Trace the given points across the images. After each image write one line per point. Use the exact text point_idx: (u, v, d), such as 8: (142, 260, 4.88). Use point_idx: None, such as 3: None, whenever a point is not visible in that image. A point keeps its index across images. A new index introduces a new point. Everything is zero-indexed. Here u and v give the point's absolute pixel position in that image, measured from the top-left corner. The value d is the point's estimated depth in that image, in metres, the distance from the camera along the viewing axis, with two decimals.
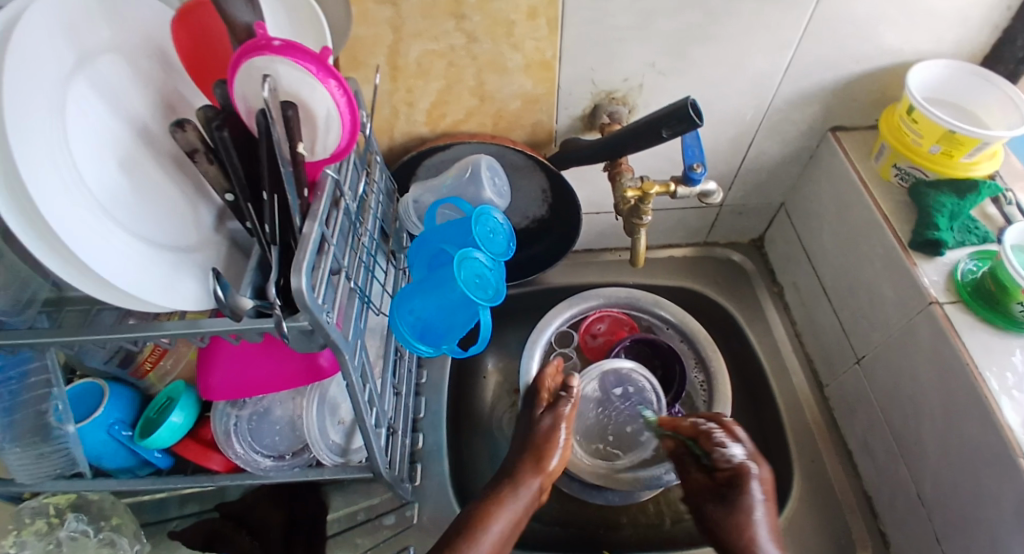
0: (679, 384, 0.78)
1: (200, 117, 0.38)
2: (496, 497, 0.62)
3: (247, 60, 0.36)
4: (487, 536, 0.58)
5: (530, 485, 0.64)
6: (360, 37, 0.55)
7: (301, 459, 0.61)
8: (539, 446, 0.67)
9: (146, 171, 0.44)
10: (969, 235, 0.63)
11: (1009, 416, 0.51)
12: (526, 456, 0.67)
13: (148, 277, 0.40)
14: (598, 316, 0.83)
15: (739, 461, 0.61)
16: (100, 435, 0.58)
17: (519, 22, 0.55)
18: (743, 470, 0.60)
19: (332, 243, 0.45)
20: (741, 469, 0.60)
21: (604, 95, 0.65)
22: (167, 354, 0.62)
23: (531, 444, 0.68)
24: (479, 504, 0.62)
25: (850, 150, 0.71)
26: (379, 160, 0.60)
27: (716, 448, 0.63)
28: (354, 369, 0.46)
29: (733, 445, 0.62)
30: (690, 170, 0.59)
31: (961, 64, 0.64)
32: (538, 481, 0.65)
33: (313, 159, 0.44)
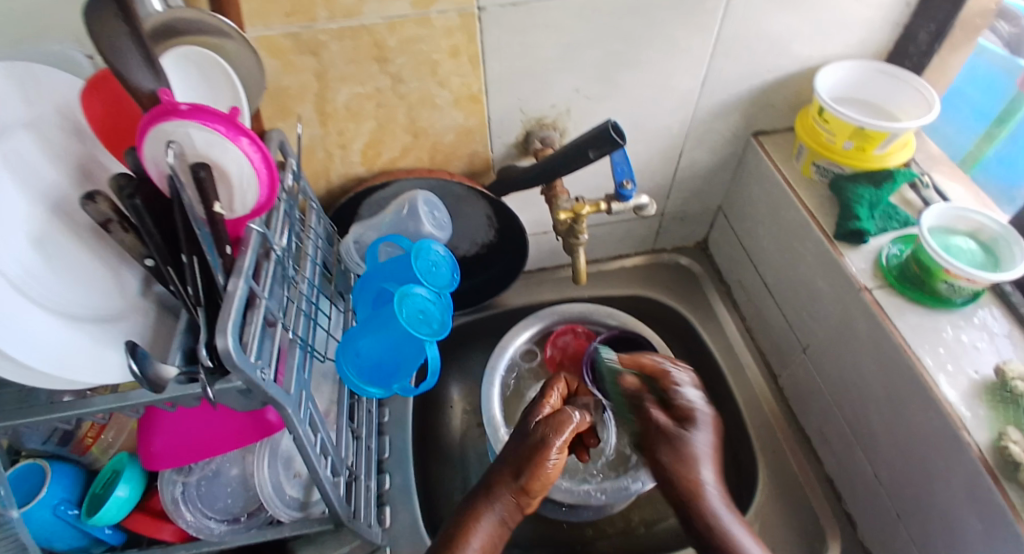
0: None
1: (111, 186, 0.37)
2: (470, 513, 0.50)
3: (154, 126, 0.36)
4: None
5: (507, 502, 0.50)
6: (285, 86, 0.55)
7: (258, 519, 0.59)
8: (526, 464, 0.51)
9: (63, 242, 0.42)
10: (890, 222, 0.66)
11: (946, 392, 0.53)
12: (507, 469, 0.52)
13: (67, 353, 0.39)
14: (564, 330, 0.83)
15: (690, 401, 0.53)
16: (43, 518, 0.55)
17: (443, 60, 0.57)
18: (692, 409, 0.52)
19: (264, 297, 0.44)
20: (691, 409, 0.52)
21: (534, 121, 0.67)
22: (108, 427, 0.61)
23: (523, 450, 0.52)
24: (452, 523, 0.50)
25: (773, 152, 0.74)
26: (315, 205, 0.60)
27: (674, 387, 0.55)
28: (299, 422, 0.46)
29: (688, 388, 0.55)
30: (621, 187, 0.60)
31: (870, 63, 0.68)
32: (517, 497, 0.51)
33: (235, 215, 0.43)
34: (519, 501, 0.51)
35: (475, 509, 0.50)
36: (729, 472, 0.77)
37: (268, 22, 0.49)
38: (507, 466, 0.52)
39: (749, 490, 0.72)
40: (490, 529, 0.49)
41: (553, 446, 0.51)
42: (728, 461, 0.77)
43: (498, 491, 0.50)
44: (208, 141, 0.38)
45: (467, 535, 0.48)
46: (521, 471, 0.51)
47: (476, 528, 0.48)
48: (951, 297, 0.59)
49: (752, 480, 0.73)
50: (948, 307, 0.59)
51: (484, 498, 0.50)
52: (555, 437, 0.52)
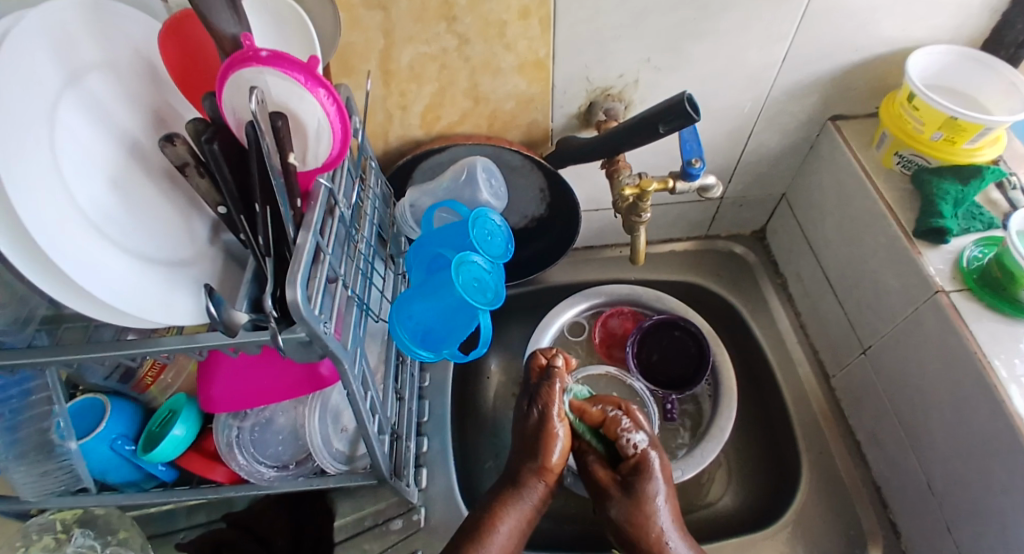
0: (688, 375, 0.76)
1: (190, 131, 0.37)
2: (501, 498, 0.59)
3: (235, 72, 0.36)
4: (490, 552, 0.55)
5: (534, 489, 0.60)
6: (352, 43, 0.54)
7: (305, 468, 0.60)
8: (540, 452, 0.60)
9: (138, 185, 0.43)
10: (973, 222, 0.62)
11: (1019, 406, 0.50)
12: (526, 459, 0.61)
13: (141, 294, 0.40)
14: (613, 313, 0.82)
15: (642, 450, 0.59)
16: (101, 450, 0.58)
17: (511, 22, 0.55)
18: (645, 458, 0.59)
19: (327, 252, 0.44)
20: (641, 458, 0.59)
21: (599, 92, 0.65)
22: (167, 368, 0.64)
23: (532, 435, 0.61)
24: (485, 505, 0.59)
25: (851, 139, 0.70)
26: (374, 165, 0.59)
27: (623, 437, 0.60)
28: (354, 378, 0.46)
29: (637, 432, 0.60)
30: (688, 165, 0.58)
31: (961, 51, 0.63)
32: (543, 482, 0.60)
33: (305, 168, 0.43)
34: (546, 485, 0.60)
35: (505, 494, 0.59)
36: (768, 467, 0.75)
37: None
38: (526, 456, 0.61)
39: (789, 486, 0.71)
40: (521, 512, 0.59)
41: (554, 441, 0.60)
42: (769, 455, 0.76)
43: (526, 480, 0.60)
44: (285, 90, 0.37)
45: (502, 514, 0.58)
46: (540, 463, 0.60)
47: (508, 511, 0.58)
48: None
49: (793, 476, 0.71)
50: None
51: (512, 486, 0.60)
52: (551, 414, 0.61)
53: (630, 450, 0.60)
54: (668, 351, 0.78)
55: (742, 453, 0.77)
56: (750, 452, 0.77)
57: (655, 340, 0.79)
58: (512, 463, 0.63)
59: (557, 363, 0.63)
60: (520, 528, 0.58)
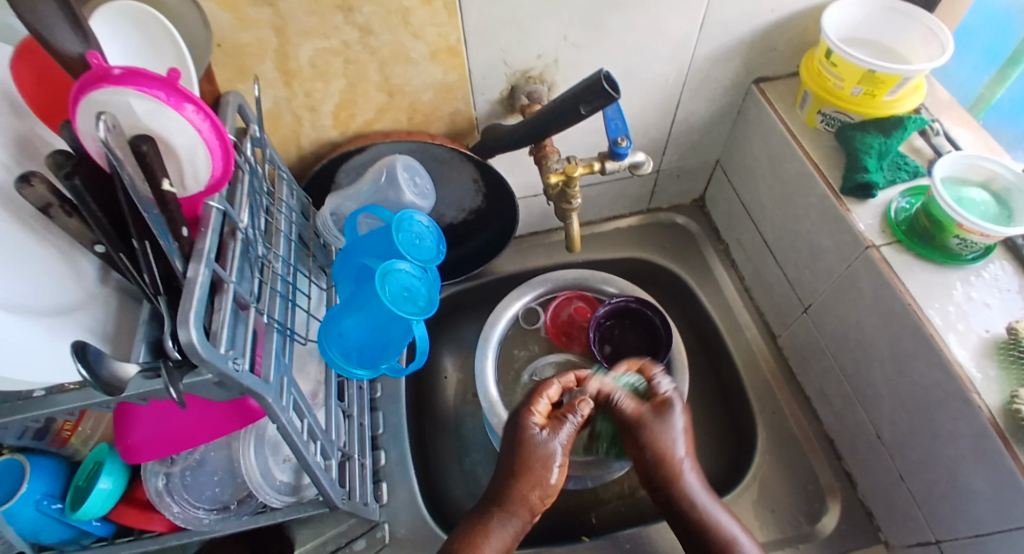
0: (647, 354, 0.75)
1: (49, 164, 0.33)
2: (481, 526, 0.52)
3: (85, 95, 0.31)
4: None
5: (521, 515, 0.53)
6: (242, 44, 0.49)
7: (248, 506, 0.57)
8: (533, 474, 0.54)
9: (8, 229, 0.38)
10: (900, 172, 0.62)
11: (957, 352, 0.51)
12: (513, 482, 0.54)
13: (25, 354, 0.36)
14: (563, 300, 0.80)
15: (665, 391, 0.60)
16: (26, 515, 0.53)
17: (415, 9, 0.51)
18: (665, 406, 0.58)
19: (232, 280, 0.40)
20: (665, 400, 0.59)
21: (520, 74, 0.62)
22: (84, 419, 0.59)
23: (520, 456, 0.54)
24: (464, 530, 0.53)
25: (775, 102, 0.69)
26: (285, 175, 0.55)
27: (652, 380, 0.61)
28: (282, 411, 0.43)
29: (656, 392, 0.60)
30: (615, 145, 0.56)
31: (879, 2, 0.63)
32: (529, 509, 0.54)
33: (188, 194, 0.39)
34: (532, 510, 0.54)
35: (485, 523, 0.52)
36: (727, 435, 0.76)
37: None
38: (514, 478, 0.54)
39: (747, 452, 0.72)
40: (507, 539, 0.52)
41: (546, 462, 0.54)
42: (726, 421, 0.77)
43: (511, 506, 0.53)
44: (148, 110, 0.33)
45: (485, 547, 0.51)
46: (528, 486, 0.53)
47: (491, 540, 0.51)
48: (960, 253, 0.57)
49: (751, 441, 0.72)
50: (959, 264, 0.57)
51: (497, 510, 0.53)
52: (556, 436, 0.55)
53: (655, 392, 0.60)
54: (626, 343, 0.76)
55: (700, 422, 0.78)
56: (707, 420, 0.78)
57: (611, 327, 0.77)
58: (495, 484, 0.55)
59: (568, 376, 0.62)
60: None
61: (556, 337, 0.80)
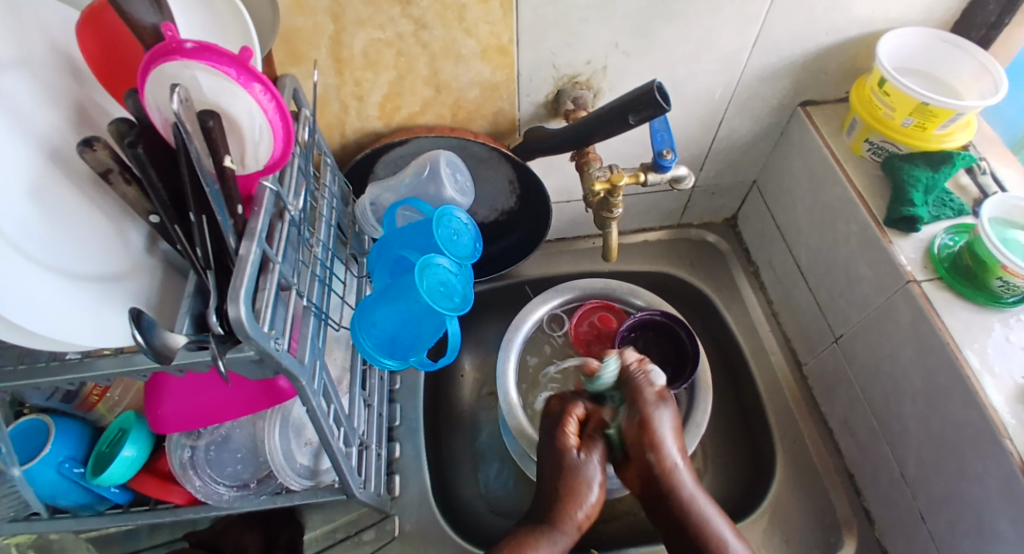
0: (672, 368, 0.75)
1: (112, 132, 0.33)
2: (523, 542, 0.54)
3: (156, 67, 0.31)
4: None
5: (569, 534, 0.55)
6: (297, 28, 0.50)
7: (267, 486, 0.58)
8: (571, 490, 0.55)
9: (65, 195, 0.38)
10: (945, 209, 0.61)
11: (993, 398, 0.51)
12: (557, 503, 0.56)
13: (74, 319, 0.37)
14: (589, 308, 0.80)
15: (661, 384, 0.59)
16: (47, 476, 0.53)
17: (471, 6, 0.51)
18: (650, 420, 0.56)
19: (277, 260, 0.40)
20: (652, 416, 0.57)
21: (567, 79, 0.62)
22: (113, 386, 0.60)
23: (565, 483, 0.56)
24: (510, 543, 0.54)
25: (821, 125, 0.69)
26: (330, 161, 0.55)
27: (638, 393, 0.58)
28: (314, 394, 0.43)
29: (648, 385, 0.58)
30: (660, 157, 0.56)
31: (935, 33, 0.62)
32: (574, 527, 0.55)
33: (246, 172, 0.39)
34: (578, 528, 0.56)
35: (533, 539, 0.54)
36: (744, 459, 0.75)
37: None
38: (559, 501, 0.55)
39: (764, 477, 0.71)
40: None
41: (588, 481, 0.56)
42: (744, 445, 0.76)
43: (557, 526, 0.55)
44: (216, 87, 0.33)
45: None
46: (572, 508, 0.55)
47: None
48: (1001, 296, 0.56)
49: (768, 467, 0.72)
50: (998, 308, 0.56)
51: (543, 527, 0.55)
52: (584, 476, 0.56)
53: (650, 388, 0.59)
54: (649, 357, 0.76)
55: (718, 445, 0.77)
56: (726, 443, 0.77)
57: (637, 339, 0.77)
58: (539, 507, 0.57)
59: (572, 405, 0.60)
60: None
61: (579, 345, 0.80)
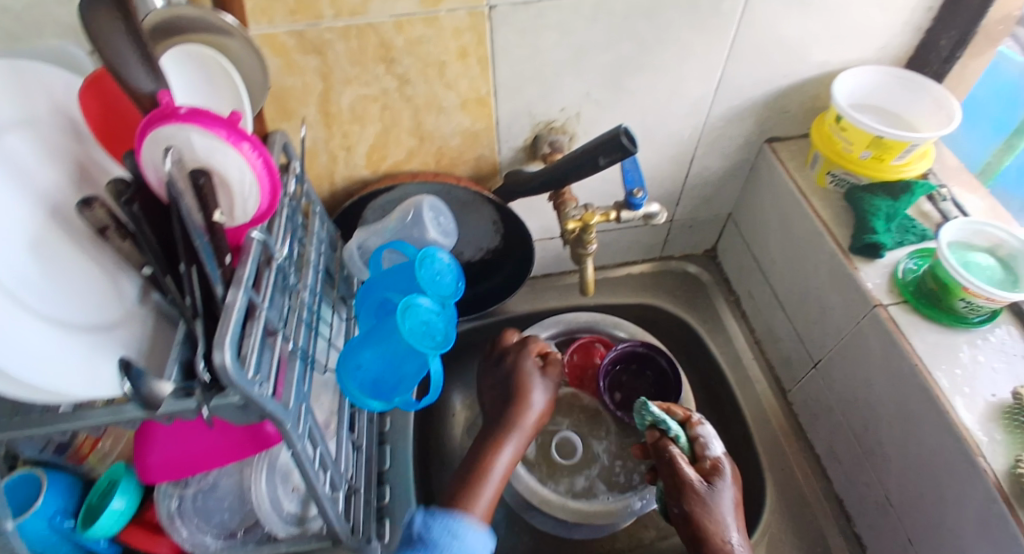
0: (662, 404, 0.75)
1: (111, 191, 0.36)
2: (493, 440, 0.64)
3: (152, 131, 0.34)
4: (496, 473, 0.61)
5: (523, 433, 0.66)
6: (288, 87, 0.53)
7: (254, 535, 0.58)
8: (519, 390, 0.69)
9: (60, 249, 0.40)
10: (907, 234, 0.64)
11: (963, 416, 0.52)
12: (509, 402, 0.68)
13: (62, 368, 0.38)
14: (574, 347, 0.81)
15: (715, 455, 0.62)
16: (38, 529, 0.53)
17: (451, 63, 0.55)
18: (720, 467, 0.61)
19: (263, 307, 0.42)
20: (716, 462, 0.61)
21: (543, 125, 0.65)
22: (104, 437, 0.61)
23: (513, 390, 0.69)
24: (480, 450, 0.64)
25: (787, 160, 0.72)
26: (319, 210, 0.58)
27: (701, 442, 0.63)
28: (298, 437, 0.44)
29: (712, 443, 0.63)
30: (632, 196, 0.59)
31: (892, 71, 0.66)
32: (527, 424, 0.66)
33: (235, 224, 0.42)
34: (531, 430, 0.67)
35: (497, 438, 0.64)
36: None
37: (272, 20, 0.48)
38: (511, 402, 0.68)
39: (754, 507, 0.71)
40: (516, 445, 0.64)
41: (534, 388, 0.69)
42: None
43: (509, 419, 0.66)
44: (207, 146, 0.36)
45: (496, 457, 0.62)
46: (519, 404, 0.67)
47: (499, 450, 0.63)
48: (968, 316, 0.57)
49: (757, 497, 0.71)
50: (965, 327, 0.58)
51: (502, 431, 0.65)
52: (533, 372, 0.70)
53: (705, 454, 0.63)
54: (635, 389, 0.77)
55: None
56: None
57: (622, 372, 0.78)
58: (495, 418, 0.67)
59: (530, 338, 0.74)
60: (512, 459, 0.63)
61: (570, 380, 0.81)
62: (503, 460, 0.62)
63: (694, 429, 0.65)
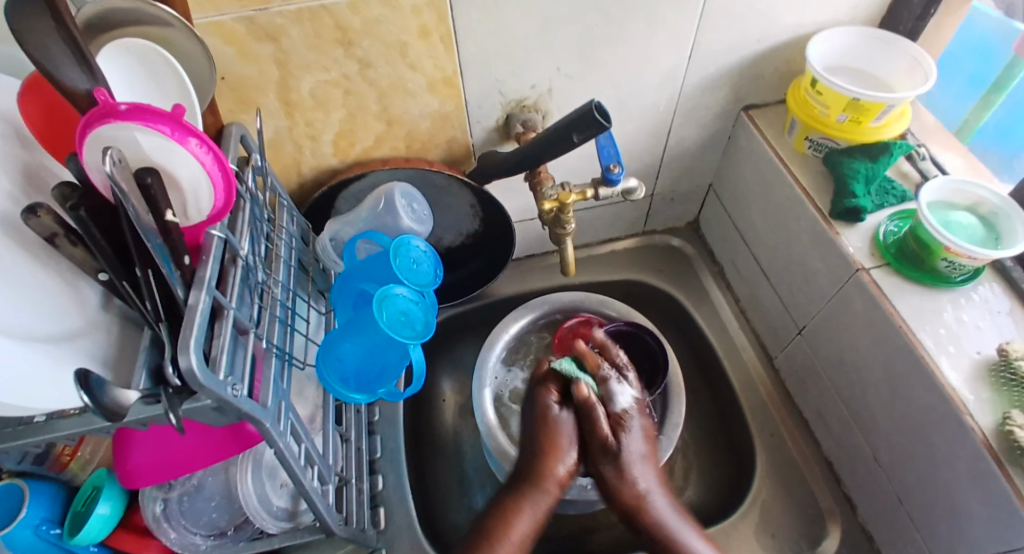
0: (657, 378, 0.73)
1: (55, 197, 0.34)
2: (509, 503, 0.56)
3: (92, 131, 0.32)
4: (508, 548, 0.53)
5: (548, 494, 0.56)
6: (244, 76, 0.51)
7: (244, 533, 0.57)
8: (544, 440, 0.59)
9: (11, 257, 0.38)
10: (887, 197, 0.64)
11: (950, 376, 0.52)
12: (535, 456, 0.58)
13: (29, 378, 0.36)
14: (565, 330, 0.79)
15: (620, 407, 0.60)
16: (25, 541, 0.52)
17: (413, 42, 0.53)
18: (621, 420, 0.59)
19: (231, 307, 0.41)
20: (623, 417, 0.59)
21: (515, 104, 0.63)
22: (83, 444, 0.60)
23: (541, 437, 0.59)
24: (493, 514, 0.56)
25: (765, 128, 0.71)
26: (286, 203, 0.56)
27: (608, 393, 0.60)
28: (280, 435, 0.43)
29: (620, 393, 0.60)
30: (608, 171, 0.58)
31: (864, 30, 0.65)
32: (556, 484, 0.57)
33: (191, 223, 0.40)
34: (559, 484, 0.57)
35: (514, 502, 0.56)
36: (727, 456, 0.76)
37: (218, 6, 0.45)
38: (537, 456, 0.58)
39: (746, 476, 0.72)
40: (536, 515, 0.55)
41: (568, 437, 0.60)
42: (724, 445, 0.77)
43: (534, 478, 0.57)
44: (153, 144, 0.34)
45: (517, 522, 0.54)
46: (547, 459, 0.58)
47: (519, 517, 0.55)
48: (950, 275, 0.57)
49: (748, 465, 0.72)
50: (948, 286, 0.58)
51: (527, 488, 0.56)
52: (557, 420, 0.60)
53: (610, 408, 0.60)
54: None
55: (700, 446, 0.78)
56: (707, 448, 0.78)
57: None
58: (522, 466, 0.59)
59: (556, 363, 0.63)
60: (530, 531, 0.55)
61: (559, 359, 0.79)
62: (518, 533, 0.54)
63: (600, 377, 0.61)
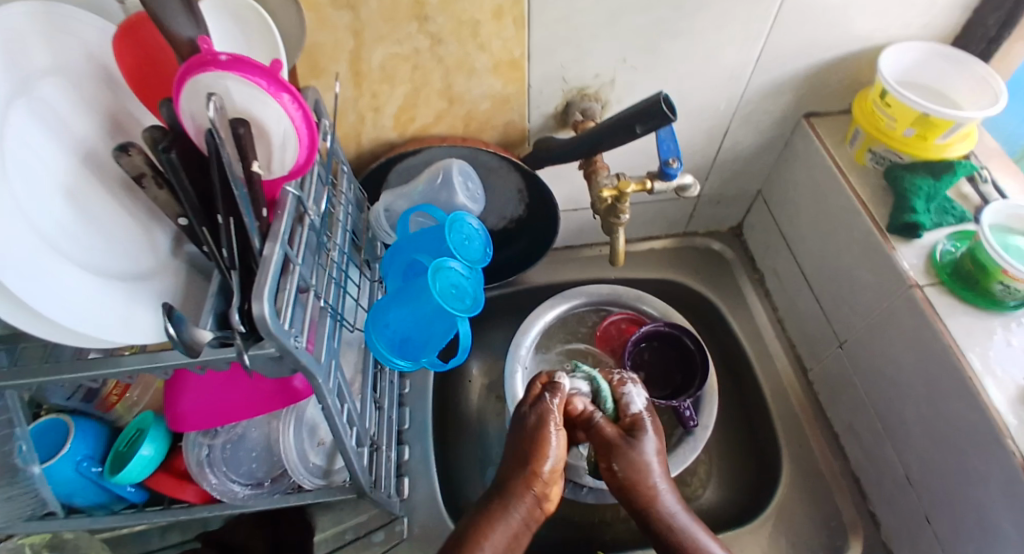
0: (698, 380, 0.73)
1: (146, 139, 0.35)
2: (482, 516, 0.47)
3: (191, 77, 0.33)
4: None
5: (519, 507, 0.47)
6: (319, 44, 0.52)
7: (280, 485, 0.60)
8: (527, 455, 0.49)
9: (94, 197, 0.40)
10: (946, 216, 0.63)
11: (995, 397, 0.51)
12: (513, 465, 0.50)
13: (106, 314, 0.38)
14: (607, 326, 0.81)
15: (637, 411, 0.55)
16: (65, 474, 0.55)
17: (485, 22, 0.53)
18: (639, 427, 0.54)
19: (298, 262, 0.42)
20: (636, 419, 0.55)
21: (576, 92, 0.64)
22: (133, 385, 0.61)
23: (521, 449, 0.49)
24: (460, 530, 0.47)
25: (825, 137, 0.70)
26: (346, 169, 0.57)
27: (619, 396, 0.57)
28: (330, 392, 0.44)
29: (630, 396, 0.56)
30: (666, 165, 0.58)
31: (938, 47, 0.63)
32: (531, 499, 0.48)
33: (271, 177, 0.41)
34: (535, 498, 0.48)
35: (488, 513, 0.47)
36: (750, 461, 0.76)
37: None
38: (516, 467, 0.49)
39: (769, 483, 0.72)
40: (504, 535, 0.46)
41: (550, 445, 0.49)
42: (749, 451, 0.76)
43: (507, 494, 0.48)
44: (247, 95, 0.35)
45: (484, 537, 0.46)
46: (524, 474, 0.48)
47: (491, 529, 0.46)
48: (1003, 300, 0.56)
49: (773, 472, 0.72)
50: (1001, 311, 0.57)
51: (498, 501, 0.48)
52: (547, 421, 0.50)
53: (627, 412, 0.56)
54: (660, 367, 0.77)
55: (722, 448, 0.78)
56: (730, 452, 0.78)
57: (650, 350, 0.78)
58: (500, 473, 0.50)
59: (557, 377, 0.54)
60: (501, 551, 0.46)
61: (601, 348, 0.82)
62: None
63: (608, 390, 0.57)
